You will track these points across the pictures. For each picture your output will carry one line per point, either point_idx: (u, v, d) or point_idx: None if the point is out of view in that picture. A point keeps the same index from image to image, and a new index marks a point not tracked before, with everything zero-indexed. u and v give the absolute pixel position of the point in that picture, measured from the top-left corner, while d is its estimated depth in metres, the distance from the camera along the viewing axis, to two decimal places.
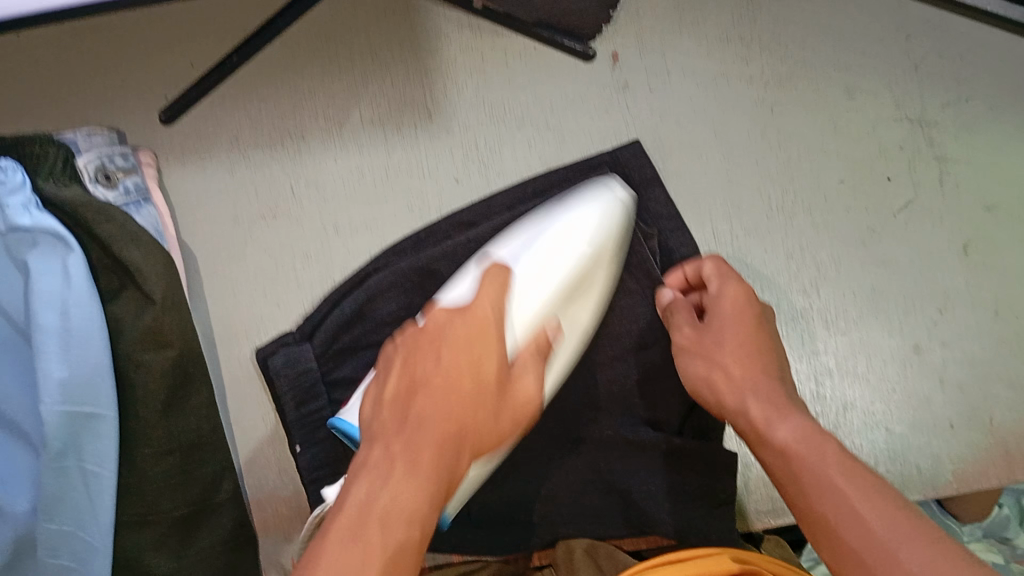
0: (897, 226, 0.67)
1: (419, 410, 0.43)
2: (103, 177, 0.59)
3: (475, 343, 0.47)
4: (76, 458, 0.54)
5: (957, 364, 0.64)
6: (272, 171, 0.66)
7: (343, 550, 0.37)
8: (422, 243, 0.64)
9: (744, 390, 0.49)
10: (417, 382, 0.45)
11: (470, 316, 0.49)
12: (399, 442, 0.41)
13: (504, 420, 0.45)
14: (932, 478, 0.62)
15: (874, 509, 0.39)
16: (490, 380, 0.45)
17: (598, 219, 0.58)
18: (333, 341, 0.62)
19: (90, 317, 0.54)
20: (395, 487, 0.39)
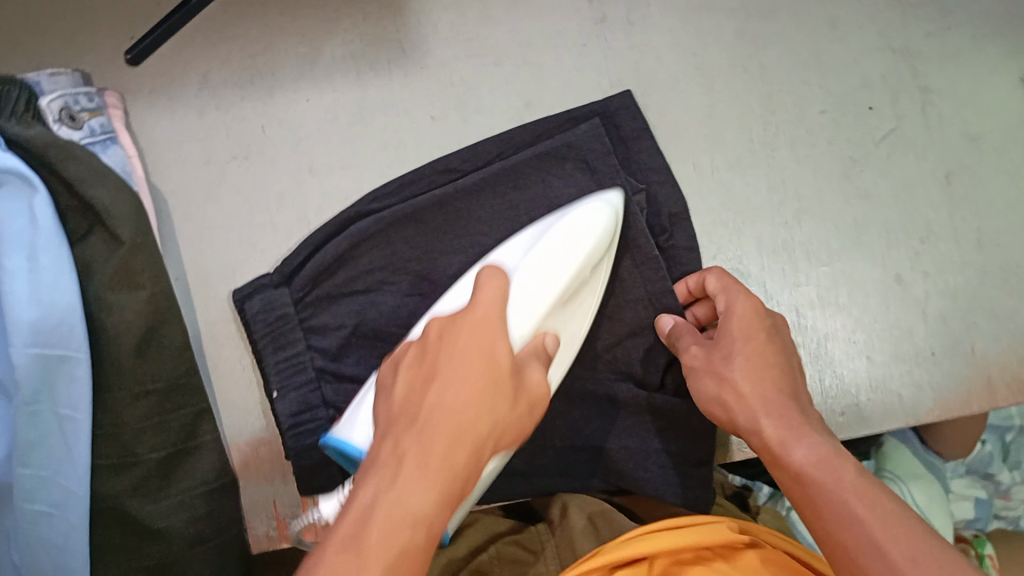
0: (879, 158, 0.66)
1: (432, 400, 0.42)
2: (68, 117, 0.58)
3: (488, 335, 0.46)
4: (50, 402, 0.53)
5: (939, 296, 0.65)
6: (242, 111, 0.64)
7: (346, 552, 0.36)
8: (407, 186, 0.63)
9: (758, 407, 0.50)
10: (431, 378, 0.43)
11: (472, 313, 0.48)
12: (410, 435, 0.40)
13: (518, 412, 0.44)
14: (913, 406, 0.63)
15: (899, 545, 0.40)
16: (503, 372, 0.44)
17: (591, 232, 0.56)
18: (315, 286, 0.61)
19: (59, 259, 0.54)
20: (401, 487, 0.38)
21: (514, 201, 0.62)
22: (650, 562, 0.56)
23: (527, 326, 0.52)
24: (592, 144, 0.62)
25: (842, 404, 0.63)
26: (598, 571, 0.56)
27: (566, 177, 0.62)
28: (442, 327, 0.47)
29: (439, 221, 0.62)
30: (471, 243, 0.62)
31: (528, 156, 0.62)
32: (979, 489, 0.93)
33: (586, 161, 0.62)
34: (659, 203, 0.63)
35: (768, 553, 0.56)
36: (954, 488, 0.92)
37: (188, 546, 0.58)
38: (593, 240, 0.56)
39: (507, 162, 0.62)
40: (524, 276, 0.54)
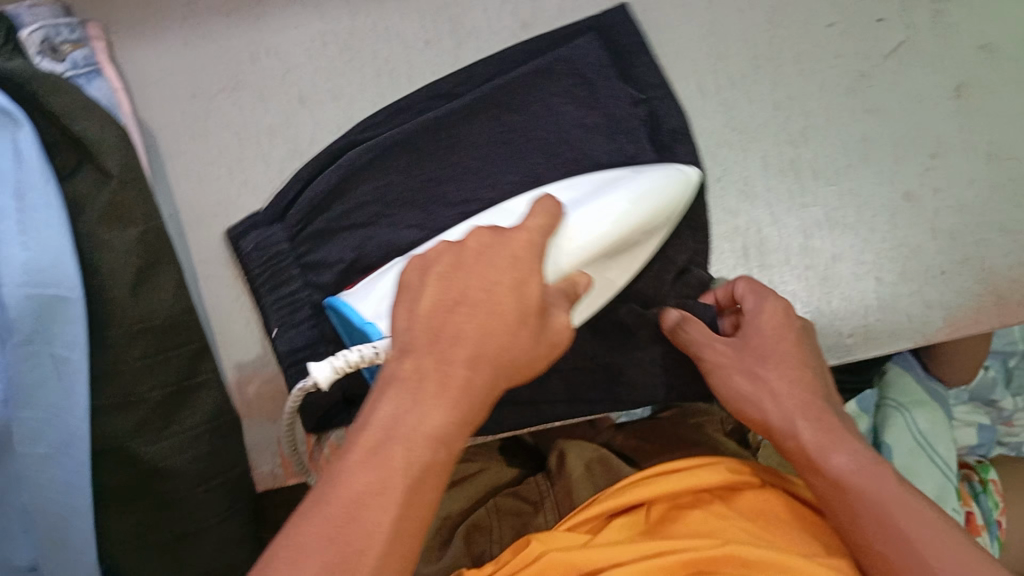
0: (888, 71, 0.64)
1: (455, 331, 0.40)
2: (49, 50, 0.56)
3: (525, 264, 0.42)
4: (44, 342, 0.52)
5: (949, 212, 0.63)
6: (230, 41, 0.62)
7: (370, 465, 0.36)
8: (396, 115, 0.61)
9: (794, 409, 0.51)
10: (459, 300, 0.40)
11: (515, 239, 0.44)
12: (434, 360, 0.39)
13: (536, 355, 0.41)
14: (922, 324, 0.62)
15: (941, 557, 0.44)
16: (532, 308, 0.41)
17: (641, 190, 0.54)
18: (307, 222, 0.58)
19: (48, 196, 0.52)
20: (426, 410, 0.38)
21: (516, 123, 0.59)
22: (647, 509, 0.55)
23: (572, 258, 0.51)
24: (587, 61, 0.60)
25: (850, 326, 0.62)
26: (596, 519, 0.55)
27: (562, 95, 0.60)
28: (481, 240, 0.43)
29: (436, 147, 0.59)
30: (458, 164, 0.58)
31: (529, 74, 0.60)
32: (981, 415, 0.93)
33: (584, 79, 0.60)
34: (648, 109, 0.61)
35: (767, 492, 0.54)
36: (956, 414, 0.93)
37: (194, 484, 0.58)
38: (647, 205, 0.54)
39: (504, 85, 0.60)
40: (577, 219, 0.51)
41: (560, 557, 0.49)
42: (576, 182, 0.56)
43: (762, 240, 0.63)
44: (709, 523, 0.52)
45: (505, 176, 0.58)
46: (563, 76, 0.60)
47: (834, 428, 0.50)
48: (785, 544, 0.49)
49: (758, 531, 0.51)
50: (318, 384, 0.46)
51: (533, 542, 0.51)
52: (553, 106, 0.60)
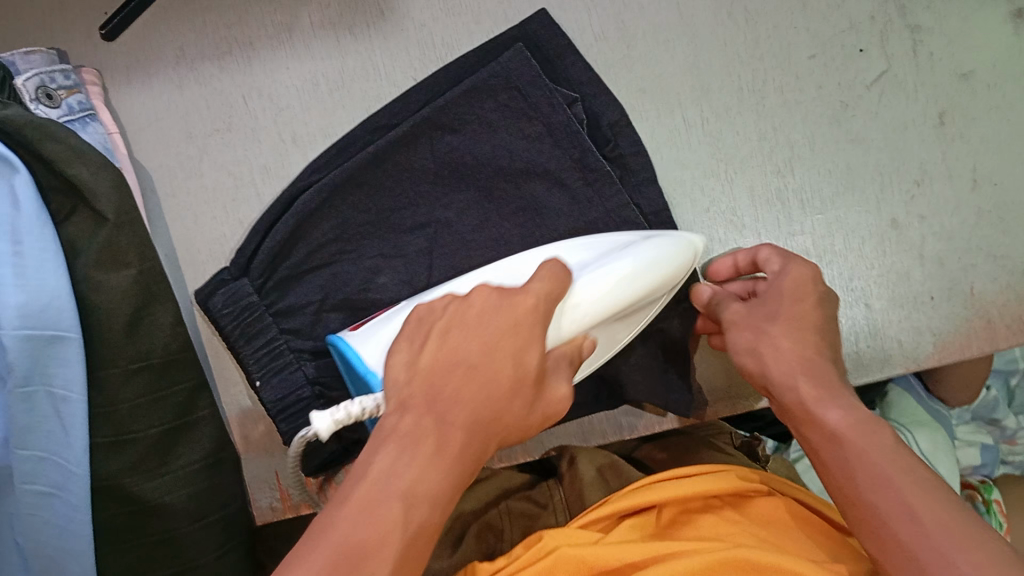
0: (872, 101, 0.65)
1: (454, 391, 0.43)
2: (45, 97, 0.57)
3: (527, 333, 0.45)
4: (42, 381, 0.53)
5: (935, 237, 0.64)
6: (222, 84, 0.63)
7: (368, 518, 0.39)
8: (342, 154, 0.62)
9: (794, 365, 0.50)
10: (459, 361, 0.44)
11: (519, 302, 0.47)
12: (434, 420, 0.42)
13: (529, 421, 0.45)
14: (913, 350, 0.64)
15: (924, 504, 0.44)
16: (530, 377, 0.44)
17: (658, 266, 0.54)
18: (269, 274, 0.60)
19: (44, 238, 0.53)
20: (422, 467, 0.41)
21: (462, 145, 0.61)
22: (659, 512, 0.56)
23: (577, 321, 0.52)
24: (519, 70, 0.60)
25: (840, 352, 0.64)
26: (607, 519, 0.55)
27: (557, 140, 0.61)
28: (485, 304, 0.47)
29: (380, 178, 0.61)
30: (417, 188, 0.61)
31: (491, 105, 0.61)
32: (984, 436, 0.93)
33: (520, 90, 0.61)
34: (609, 135, 0.63)
35: (781, 500, 0.55)
36: (960, 435, 0.92)
37: (190, 520, 0.58)
38: (663, 271, 0.55)
39: (492, 128, 0.61)
40: (588, 282, 0.53)
41: (571, 552, 0.49)
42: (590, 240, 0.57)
43: None
44: (720, 526, 0.53)
45: (460, 205, 0.62)
46: (531, 109, 0.61)
47: (826, 374, 0.50)
48: (796, 548, 0.51)
49: (767, 536, 0.52)
50: (320, 433, 0.48)
51: (545, 538, 0.51)
52: (505, 132, 0.61)
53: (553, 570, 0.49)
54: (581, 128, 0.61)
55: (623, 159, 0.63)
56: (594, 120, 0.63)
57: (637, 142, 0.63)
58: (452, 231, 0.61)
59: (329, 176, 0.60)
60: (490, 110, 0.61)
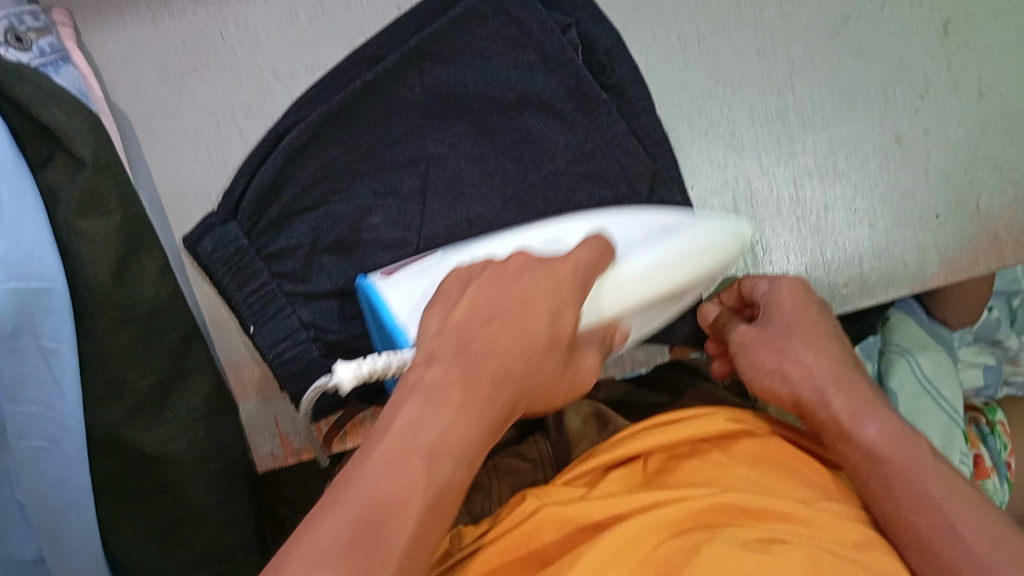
0: (873, 12, 0.63)
1: (486, 343, 0.41)
2: (14, 40, 0.54)
3: (562, 292, 0.45)
4: (31, 334, 0.51)
5: (941, 152, 0.62)
6: (196, 18, 0.61)
7: (396, 470, 0.36)
8: (326, 91, 0.59)
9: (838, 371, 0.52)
10: (491, 316, 0.43)
11: (560, 268, 0.46)
12: (462, 371, 0.40)
13: (557, 383, 0.45)
14: (919, 271, 0.62)
15: (960, 507, 0.45)
16: (562, 342, 0.44)
17: (709, 258, 0.54)
18: (261, 214, 0.58)
19: (23, 187, 0.51)
20: (452, 418, 0.38)
21: (454, 76, 0.59)
22: (646, 459, 0.54)
23: (619, 304, 0.51)
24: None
25: (845, 276, 0.62)
26: (591, 473, 0.54)
27: (550, 68, 0.60)
28: (525, 265, 0.45)
29: (368, 112, 0.58)
30: (408, 121, 0.59)
31: (482, 32, 0.59)
32: (986, 356, 0.93)
33: (512, 17, 0.59)
34: (606, 61, 0.60)
35: (766, 440, 0.54)
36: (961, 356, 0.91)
37: (191, 468, 0.58)
38: (711, 264, 0.55)
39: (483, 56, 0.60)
40: (635, 259, 0.52)
41: (556, 512, 0.48)
42: (642, 216, 0.56)
43: (751, 192, 0.62)
44: (708, 471, 0.52)
45: (453, 138, 0.60)
46: (523, 36, 0.60)
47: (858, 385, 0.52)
48: (786, 488, 0.50)
49: (758, 477, 0.51)
50: (341, 384, 0.47)
51: (528, 499, 0.50)
52: (497, 61, 0.60)
53: (539, 530, 0.47)
54: (575, 54, 0.60)
55: (621, 87, 0.60)
56: (589, 46, 0.60)
57: (635, 69, 0.61)
58: (446, 165, 0.60)
59: (317, 111, 0.57)
60: (483, 43, 0.60)
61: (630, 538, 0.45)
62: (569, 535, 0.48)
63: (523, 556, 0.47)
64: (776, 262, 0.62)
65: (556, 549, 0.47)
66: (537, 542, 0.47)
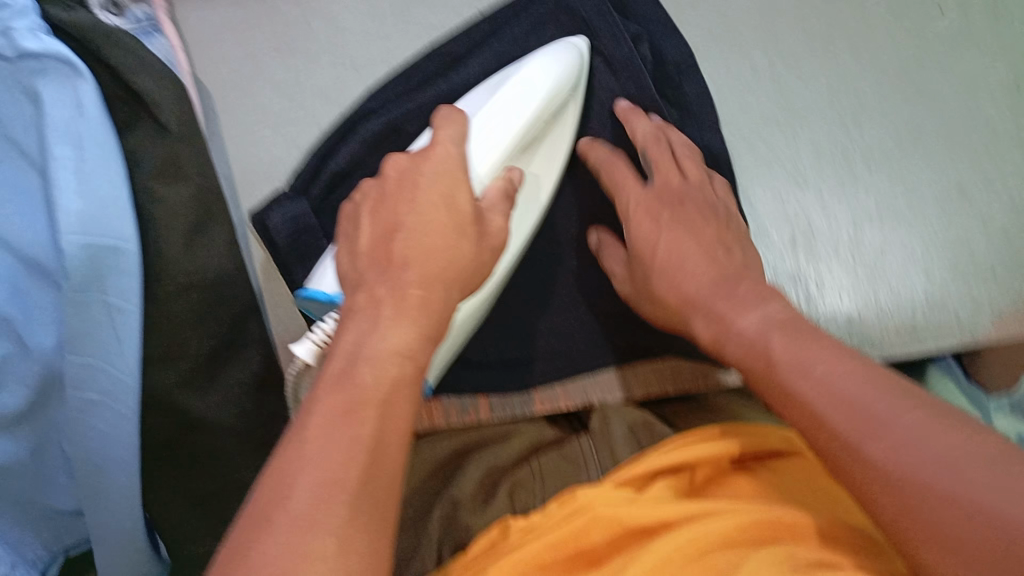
0: (942, 61, 0.64)
1: (402, 254, 0.42)
2: (112, 5, 0.57)
3: (454, 177, 0.45)
4: (98, 290, 0.53)
5: (1005, 206, 0.62)
6: (286, 6, 0.63)
7: (319, 461, 0.33)
8: (409, 81, 0.61)
9: (772, 322, 0.45)
10: (395, 229, 0.43)
11: (437, 155, 0.46)
12: (389, 287, 0.40)
13: (479, 258, 0.44)
14: (970, 325, 0.61)
15: None
16: (466, 219, 0.44)
17: (559, 65, 0.56)
18: (332, 190, 0.60)
19: (107, 148, 0.53)
20: (384, 390, 0.36)
21: None
22: (693, 472, 0.53)
23: (494, 161, 0.52)
24: (585, 2, 0.62)
25: (897, 323, 0.61)
26: (640, 479, 0.52)
27: (619, 74, 0.62)
28: (401, 170, 0.45)
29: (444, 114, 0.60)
30: None
31: (559, 39, 0.62)
32: None
33: (585, 19, 0.62)
34: (677, 78, 0.63)
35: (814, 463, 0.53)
36: None
37: (235, 438, 0.60)
38: (556, 75, 0.56)
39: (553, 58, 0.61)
40: (487, 117, 0.53)
41: (606, 512, 0.47)
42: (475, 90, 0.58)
43: (809, 228, 0.62)
44: (754, 492, 0.51)
45: None
46: (597, 42, 0.62)
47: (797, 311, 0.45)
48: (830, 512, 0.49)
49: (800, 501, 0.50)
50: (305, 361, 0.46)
51: (579, 493, 0.49)
52: None
53: (587, 530, 0.46)
54: (642, 62, 0.62)
55: (687, 104, 0.62)
56: (659, 61, 0.63)
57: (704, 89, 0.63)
58: None
59: (415, 102, 0.60)
60: (556, 47, 0.61)
61: (681, 548, 0.44)
62: (614, 538, 0.47)
63: (569, 555, 0.47)
64: (831, 298, 0.61)
65: (602, 552, 0.47)
66: (583, 541, 0.47)
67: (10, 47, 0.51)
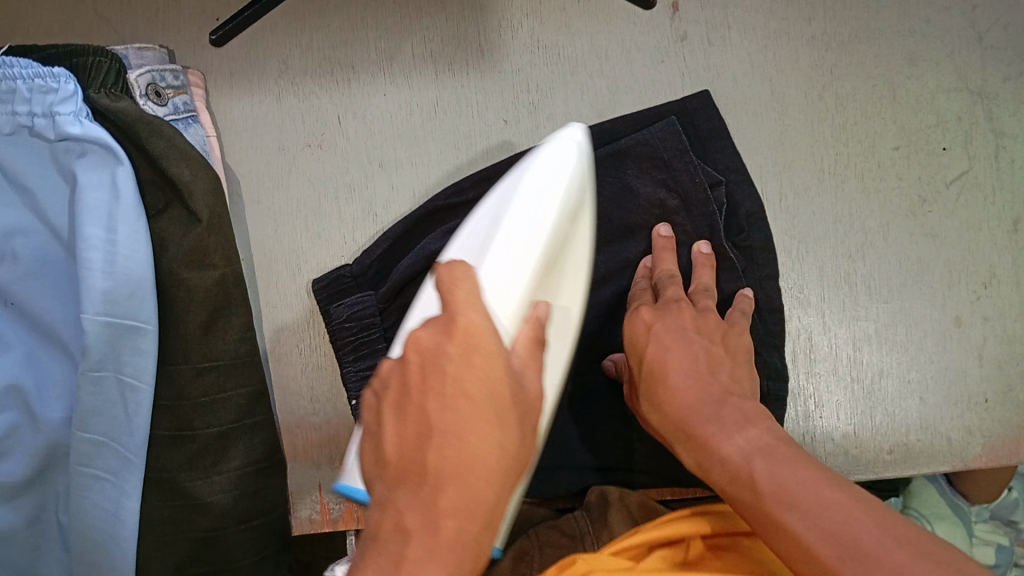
0: (949, 200, 0.66)
1: (437, 439, 0.37)
2: (153, 93, 0.59)
3: (485, 376, 0.37)
4: (115, 368, 0.55)
5: (997, 340, 0.65)
6: (318, 101, 0.65)
7: None
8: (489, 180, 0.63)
9: (754, 449, 0.46)
10: (425, 436, 0.37)
11: (456, 335, 0.37)
12: (421, 510, 0.37)
13: (527, 440, 0.39)
14: (961, 451, 0.64)
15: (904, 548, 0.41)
16: (506, 398, 0.38)
17: (563, 169, 0.51)
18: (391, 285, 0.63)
19: (136, 232, 0.54)
20: (424, 562, 0.36)
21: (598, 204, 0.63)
22: (687, 546, 0.55)
23: (512, 310, 0.46)
24: (666, 143, 0.62)
25: (890, 441, 0.64)
26: (635, 549, 0.55)
27: (691, 214, 0.62)
28: (420, 352, 0.38)
29: None
30: None
31: (635, 170, 0.62)
32: (1000, 536, 0.86)
33: (665, 160, 0.62)
34: (745, 226, 0.63)
35: None
36: (977, 532, 0.85)
37: (236, 522, 0.59)
38: (568, 164, 0.51)
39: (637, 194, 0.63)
40: (492, 262, 0.47)
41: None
42: (483, 211, 0.53)
43: (810, 348, 0.64)
44: (744, 565, 0.53)
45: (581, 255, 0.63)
46: (672, 181, 0.62)
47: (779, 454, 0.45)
48: None
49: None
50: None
51: (577, 563, 0.52)
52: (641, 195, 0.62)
53: None
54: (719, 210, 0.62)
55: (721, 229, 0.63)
56: (733, 209, 0.63)
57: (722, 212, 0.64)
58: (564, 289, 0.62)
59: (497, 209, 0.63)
60: (639, 183, 0.62)
61: None
62: None
63: None
64: (826, 417, 0.64)
65: None
66: None
67: (52, 129, 0.53)
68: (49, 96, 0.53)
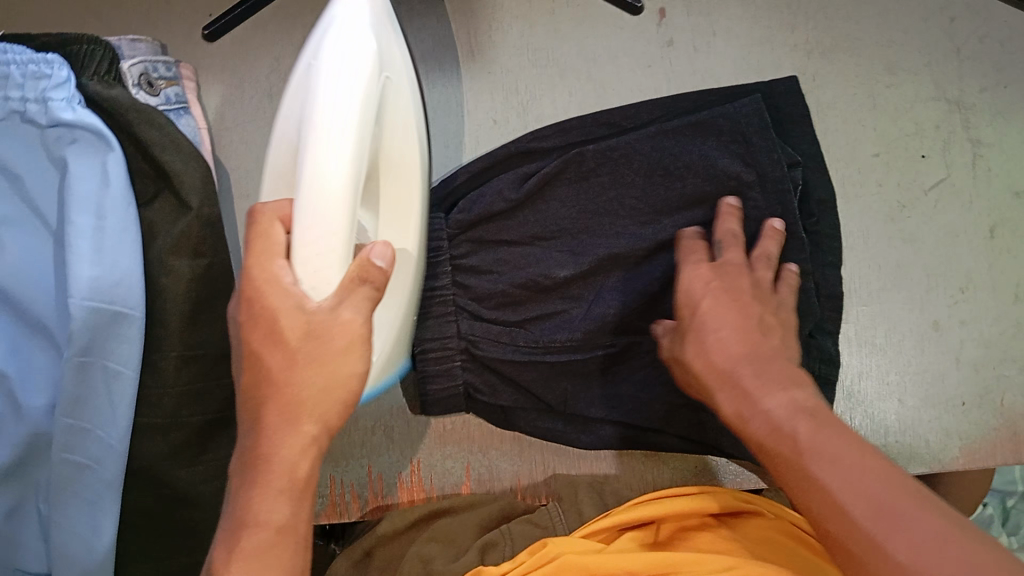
0: (927, 206, 0.67)
1: (269, 347, 0.44)
2: (146, 84, 0.59)
3: (285, 289, 0.44)
4: (100, 355, 0.54)
5: (973, 344, 0.66)
6: None
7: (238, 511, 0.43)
8: (565, 132, 0.64)
9: (798, 410, 0.46)
10: (266, 344, 0.44)
11: (259, 273, 0.44)
12: (272, 388, 0.44)
13: (341, 324, 0.44)
14: (939, 452, 0.65)
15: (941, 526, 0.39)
16: (314, 299, 0.44)
17: (348, 52, 0.46)
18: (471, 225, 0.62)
19: (126, 218, 0.55)
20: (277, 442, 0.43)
21: (662, 156, 0.62)
22: (657, 527, 0.56)
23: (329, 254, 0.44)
24: (748, 119, 0.61)
25: (870, 443, 0.64)
26: (607, 531, 0.56)
27: (765, 192, 0.61)
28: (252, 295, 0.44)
29: (589, 183, 0.63)
30: (620, 197, 0.63)
31: (714, 144, 0.62)
32: None
33: (744, 138, 0.61)
34: None
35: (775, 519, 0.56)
36: None
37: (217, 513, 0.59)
38: (369, 20, 0.48)
39: (701, 156, 0.62)
40: (300, 212, 0.44)
41: (576, 561, 0.49)
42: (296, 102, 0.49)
43: None
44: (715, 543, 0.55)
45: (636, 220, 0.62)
46: (749, 156, 0.61)
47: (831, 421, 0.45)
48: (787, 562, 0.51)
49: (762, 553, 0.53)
50: None
51: (549, 545, 0.52)
52: (707, 155, 0.62)
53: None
54: (792, 190, 0.61)
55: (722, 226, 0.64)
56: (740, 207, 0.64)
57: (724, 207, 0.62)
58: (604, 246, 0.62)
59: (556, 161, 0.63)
60: (711, 154, 0.62)
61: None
62: None
63: None
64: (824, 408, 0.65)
65: None
66: None
67: (44, 115, 0.53)
68: (41, 81, 0.53)
